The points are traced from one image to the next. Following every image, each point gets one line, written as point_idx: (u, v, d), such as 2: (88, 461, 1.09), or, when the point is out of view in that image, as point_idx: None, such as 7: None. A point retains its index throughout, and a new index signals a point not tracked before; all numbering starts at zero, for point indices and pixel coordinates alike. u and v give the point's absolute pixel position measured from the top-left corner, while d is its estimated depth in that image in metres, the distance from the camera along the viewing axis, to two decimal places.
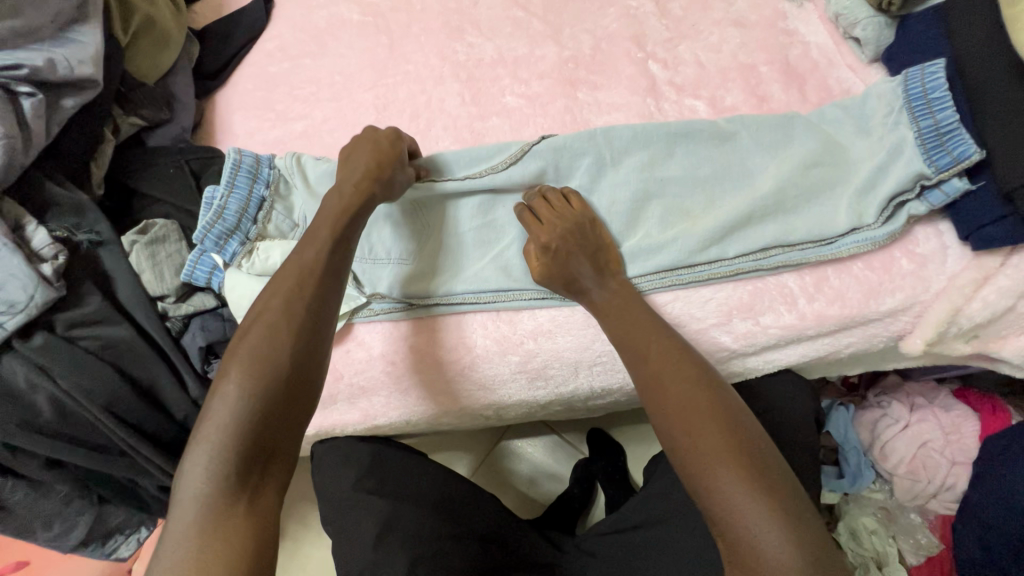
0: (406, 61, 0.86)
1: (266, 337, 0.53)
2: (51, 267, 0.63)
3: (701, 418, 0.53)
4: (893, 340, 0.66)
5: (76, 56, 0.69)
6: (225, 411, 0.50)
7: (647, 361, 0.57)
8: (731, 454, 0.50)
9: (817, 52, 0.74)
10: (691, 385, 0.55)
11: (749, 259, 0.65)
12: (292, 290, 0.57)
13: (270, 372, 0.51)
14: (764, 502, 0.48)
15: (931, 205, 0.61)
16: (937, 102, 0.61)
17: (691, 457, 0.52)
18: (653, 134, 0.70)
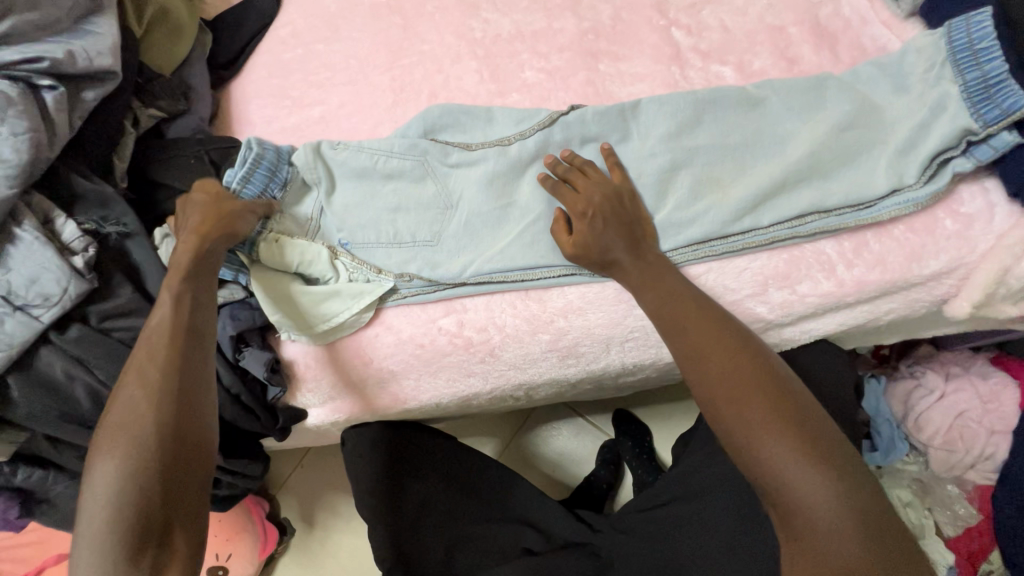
0: (421, 40, 0.85)
1: (119, 404, 0.54)
2: (82, 260, 0.63)
3: (746, 385, 0.52)
4: (935, 305, 0.64)
5: (94, 48, 0.69)
6: (129, 445, 0.52)
7: (684, 334, 0.56)
8: (780, 422, 0.50)
9: (848, 10, 0.72)
10: (732, 354, 0.54)
11: (784, 226, 0.63)
12: (170, 338, 0.56)
13: (133, 435, 0.52)
14: (817, 467, 0.48)
15: (977, 161, 0.59)
16: (983, 53, 0.59)
17: (738, 424, 0.51)
18: (679, 105, 0.68)
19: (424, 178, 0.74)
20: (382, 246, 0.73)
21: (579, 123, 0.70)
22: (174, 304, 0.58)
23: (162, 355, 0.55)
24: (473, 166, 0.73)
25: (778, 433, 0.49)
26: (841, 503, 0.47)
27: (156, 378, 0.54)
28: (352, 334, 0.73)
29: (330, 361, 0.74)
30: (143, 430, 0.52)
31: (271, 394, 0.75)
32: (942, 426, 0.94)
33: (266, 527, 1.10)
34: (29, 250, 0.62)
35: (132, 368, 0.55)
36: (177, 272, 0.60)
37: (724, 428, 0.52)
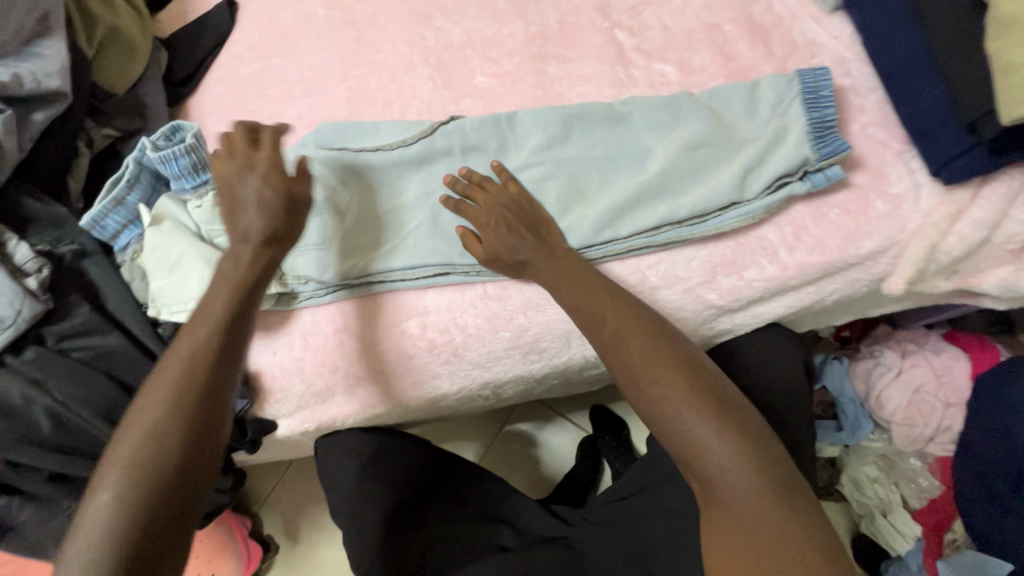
0: (374, 51, 0.86)
1: (143, 425, 0.51)
2: (36, 281, 0.63)
3: (665, 369, 0.55)
4: (875, 283, 0.67)
5: (42, 69, 0.69)
6: (128, 470, 0.49)
7: (606, 326, 0.59)
8: (702, 400, 0.53)
9: (779, 6, 0.75)
10: (654, 346, 0.56)
11: (641, 236, 0.66)
12: (218, 350, 0.56)
13: (146, 458, 0.50)
14: (733, 440, 0.51)
15: (813, 186, 0.63)
16: (825, 98, 0.64)
17: (655, 404, 0.54)
18: (572, 112, 0.71)
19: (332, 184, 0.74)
20: (309, 252, 0.71)
21: (485, 127, 0.73)
22: (205, 322, 0.57)
23: (208, 363, 0.55)
24: (386, 173, 0.75)
25: (698, 412, 0.52)
26: (759, 476, 0.50)
27: (206, 380, 0.54)
28: (315, 340, 0.74)
29: (297, 370, 0.74)
30: (161, 452, 0.50)
31: (238, 407, 0.76)
32: (901, 402, 0.97)
33: (249, 546, 1.08)
34: None
35: (155, 383, 0.53)
36: (234, 282, 0.60)
37: (648, 408, 0.54)
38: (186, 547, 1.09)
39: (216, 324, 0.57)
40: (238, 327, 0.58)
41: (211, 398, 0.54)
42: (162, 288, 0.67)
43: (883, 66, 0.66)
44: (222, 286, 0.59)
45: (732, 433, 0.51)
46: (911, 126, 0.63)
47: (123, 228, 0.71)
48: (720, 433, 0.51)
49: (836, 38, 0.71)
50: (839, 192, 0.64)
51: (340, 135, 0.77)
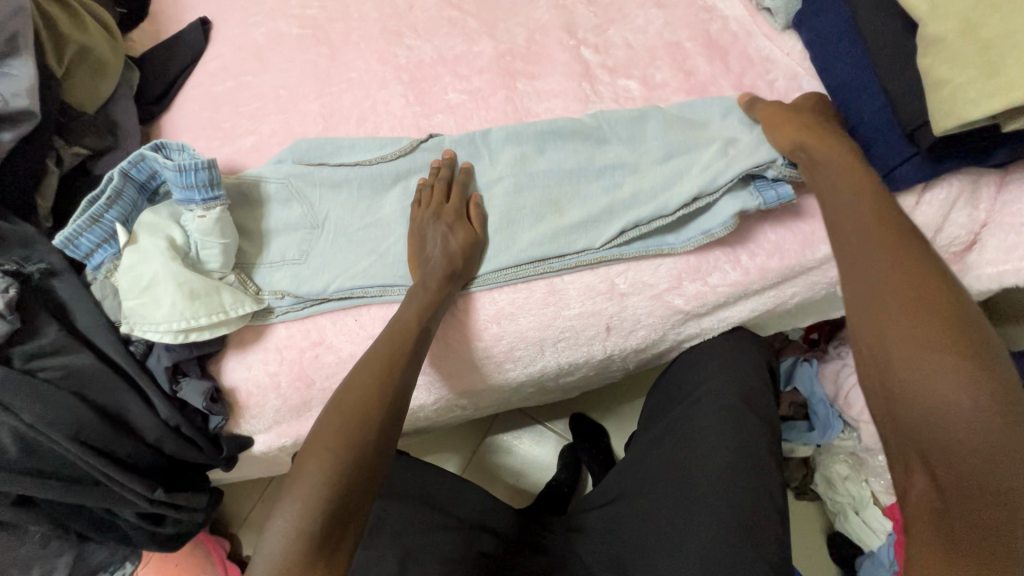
0: (348, 69, 0.88)
1: (353, 400, 0.59)
2: (3, 301, 0.62)
3: (924, 294, 0.49)
4: (832, 286, 0.70)
5: (10, 90, 0.69)
6: (303, 497, 0.53)
7: (880, 268, 0.51)
8: (946, 347, 0.47)
9: (735, 25, 0.78)
10: (929, 296, 0.49)
11: (612, 247, 0.69)
12: (378, 383, 0.60)
13: (362, 428, 0.58)
14: (966, 385, 0.45)
15: (767, 204, 0.65)
16: None
17: (891, 330, 0.49)
18: (546, 126, 0.73)
19: (311, 201, 0.76)
20: (286, 267, 0.75)
21: (462, 144, 0.75)
22: (384, 361, 0.62)
23: (388, 394, 0.60)
24: (363, 189, 0.76)
25: (954, 366, 0.46)
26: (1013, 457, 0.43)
27: (383, 414, 0.59)
28: (291, 355, 0.74)
29: (273, 385, 0.75)
30: (371, 420, 0.58)
31: (212, 423, 0.75)
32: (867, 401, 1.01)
33: (227, 566, 1.08)
34: None
35: (336, 422, 0.58)
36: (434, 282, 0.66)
37: (898, 365, 0.48)
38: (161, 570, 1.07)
39: (395, 364, 0.62)
40: (407, 357, 0.62)
41: (394, 415, 0.60)
42: (133, 309, 0.66)
43: (830, 81, 0.69)
44: (406, 325, 0.64)
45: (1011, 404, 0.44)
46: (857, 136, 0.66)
47: (97, 247, 0.68)
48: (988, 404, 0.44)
49: (788, 55, 0.75)
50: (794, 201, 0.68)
51: (316, 152, 0.78)
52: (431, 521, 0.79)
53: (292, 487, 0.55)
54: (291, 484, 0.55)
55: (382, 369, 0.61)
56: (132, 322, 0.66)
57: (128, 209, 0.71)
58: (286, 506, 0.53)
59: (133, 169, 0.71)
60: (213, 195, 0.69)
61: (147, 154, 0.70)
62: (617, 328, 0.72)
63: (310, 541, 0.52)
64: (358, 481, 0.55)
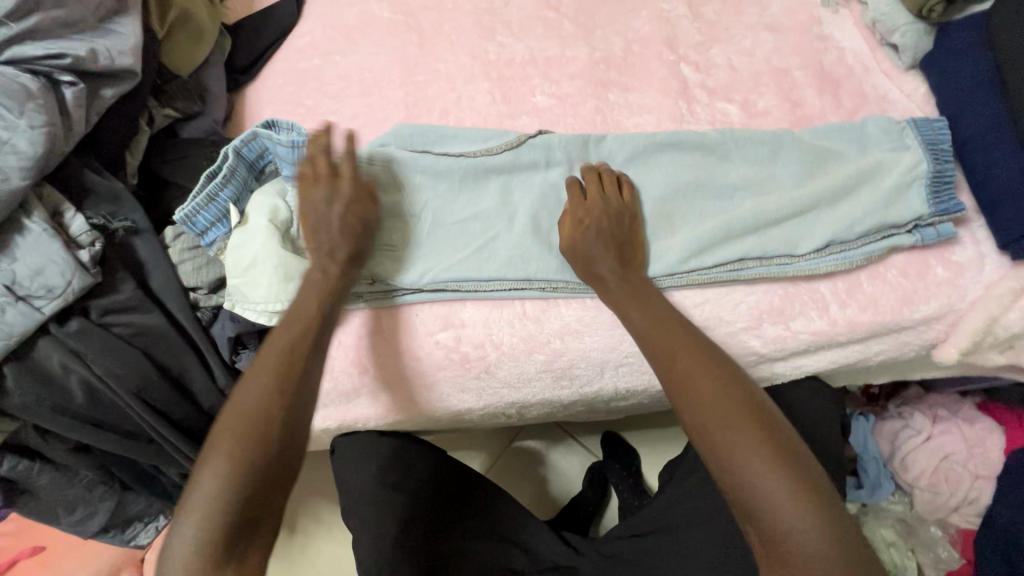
0: (436, 59, 0.86)
1: (256, 402, 0.55)
2: (89, 254, 0.64)
3: (726, 404, 0.53)
4: (924, 349, 0.66)
5: (117, 48, 0.70)
6: (204, 497, 0.52)
7: (665, 359, 0.57)
8: (754, 441, 0.51)
9: (852, 58, 0.74)
10: (716, 377, 0.55)
11: (726, 269, 0.66)
12: (277, 376, 0.57)
13: (270, 431, 0.54)
14: (783, 487, 0.49)
15: (923, 241, 0.62)
16: (943, 154, 0.64)
17: (711, 436, 0.52)
18: (666, 138, 0.70)
19: (413, 187, 0.75)
20: (378, 254, 0.74)
21: (573, 147, 0.72)
22: (274, 354, 0.58)
23: (291, 389, 0.56)
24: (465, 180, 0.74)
25: (767, 461, 0.50)
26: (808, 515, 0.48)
27: (279, 416, 0.55)
28: (350, 340, 0.73)
29: (327, 369, 0.75)
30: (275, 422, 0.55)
31: None
32: (927, 468, 0.95)
33: None
34: (37, 240, 0.62)
35: (227, 417, 0.55)
36: (330, 281, 0.63)
37: (720, 463, 0.51)
38: None
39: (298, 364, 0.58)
40: (305, 358, 0.59)
41: (298, 411, 0.56)
42: (236, 287, 0.68)
43: (956, 131, 0.65)
44: (292, 322, 0.61)
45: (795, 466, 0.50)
46: (981, 195, 0.62)
47: (212, 225, 0.70)
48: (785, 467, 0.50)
49: (908, 97, 0.71)
50: (898, 253, 0.64)
51: (419, 135, 0.77)
52: (460, 527, 0.81)
53: (196, 482, 0.53)
54: (196, 478, 0.53)
55: (287, 365, 0.58)
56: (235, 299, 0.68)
57: (239, 189, 0.72)
58: (196, 500, 0.52)
59: (244, 148, 0.71)
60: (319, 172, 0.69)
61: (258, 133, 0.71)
62: None
63: (224, 526, 0.51)
64: (264, 471, 0.53)
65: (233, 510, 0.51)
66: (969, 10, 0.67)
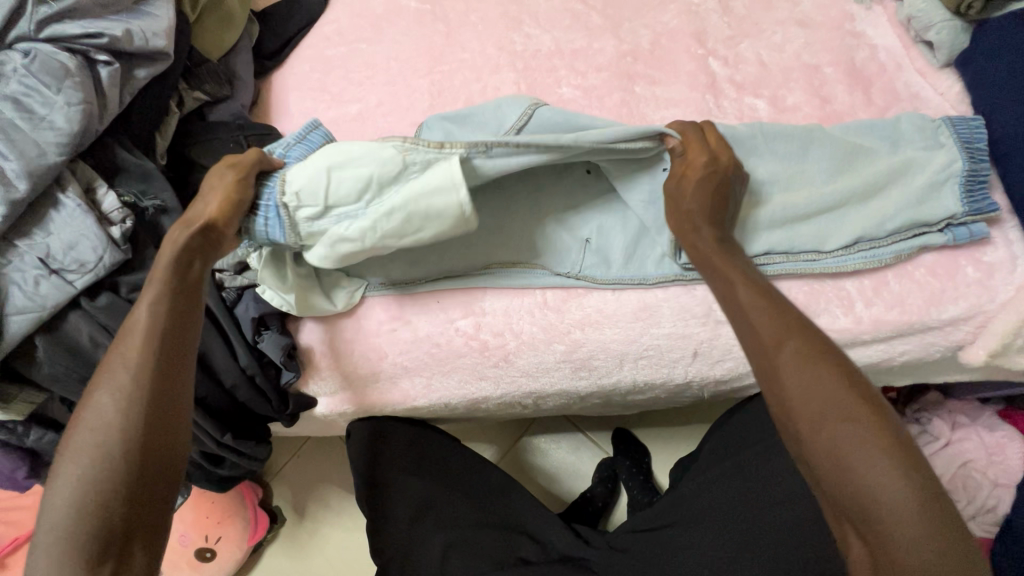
0: (462, 49, 0.87)
1: (93, 393, 0.55)
2: (120, 231, 0.65)
3: (857, 410, 0.49)
4: (950, 350, 0.65)
5: (151, 29, 0.71)
6: (64, 492, 0.51)
7: (763, 338, 0.53)
8: (885, 450, 0.47)
9: (884, 55, 0.73)
10: (846, 380, 0.50)
11: (752, 264, 0.65)
12: (123, 365, 0.55)
13: (108, 426, 0.53)
14: (913, 501, 0.45)
15: (954, 241, 0.62)
16: (977, 153, 0.63)
17: (824, 439, 0.48)
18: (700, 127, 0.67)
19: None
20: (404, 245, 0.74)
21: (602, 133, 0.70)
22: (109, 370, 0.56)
23: (134, 380, 0.54)
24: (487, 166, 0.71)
25: (894, 471, 0.46)
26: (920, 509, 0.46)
27: (130, 407, 0.53)
28: (370, 322, 0.75)
29: (347, 352, 0.75)
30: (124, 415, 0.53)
31: (284, 379, 0.75)
32: (945, 474, 0.94)
33: (257, 516, 1.09)
34: (71, 217, 0.64)
35: (73, 440, 0.53)
36: (170, 259, 0.60)
37: (835, 468, 0.48)
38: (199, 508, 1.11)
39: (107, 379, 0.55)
40: (159, 348, 0.56)
41: (117, 432, 0.53)
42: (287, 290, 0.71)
43: (991, 130, 0.64)
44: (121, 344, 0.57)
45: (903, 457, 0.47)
46: (1015, 195, 0.61)
47: None
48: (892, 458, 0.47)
49: (941, 95, 0.70)
50: (927, 252, 0.63)
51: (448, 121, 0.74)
52: (477, 520, 0.81)
53: (59, 484, 0.52)
54: (53, 489, 0.52)
55: (132, 355, 0.56)
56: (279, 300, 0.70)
57: None
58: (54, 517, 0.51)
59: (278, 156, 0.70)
60: None
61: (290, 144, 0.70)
62: (705, 355, 0.69)
63: (85, 545, 0.50)
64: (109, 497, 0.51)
65: (92, 520, 0.50)
66: (1008, 7, 0.66)
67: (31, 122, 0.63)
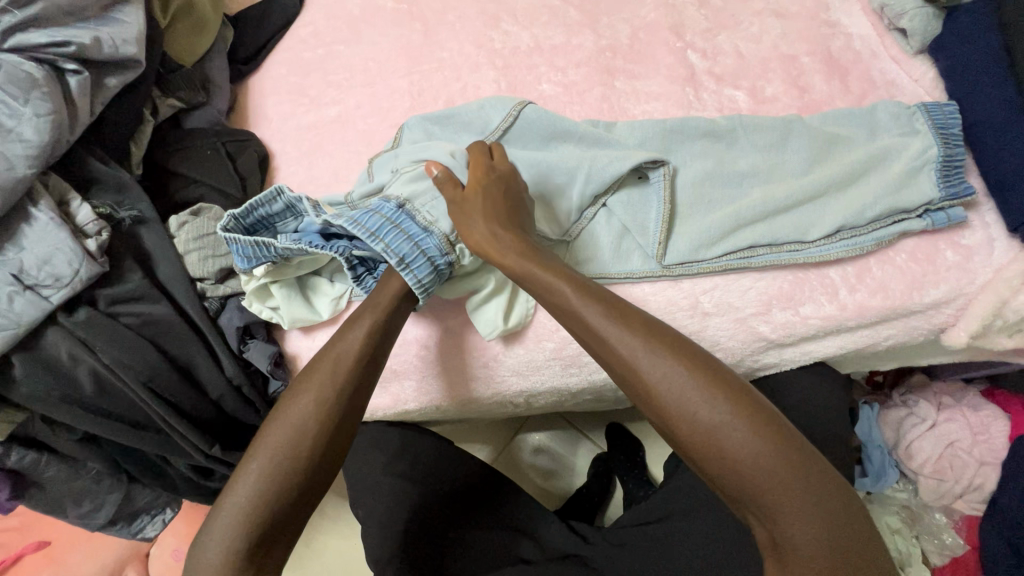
0: (440, 48, 0.86)
1: (312, 416, 0.54)
2: (95, 243, 0.64)
3: (718, 408, 0.47)
4: (933, 333, 0.66)
5: (121, 36, 0.70)
6: (242, 497, 0.51)
7: (620, 352, 0.50)
8: (749, 448, 0.46)
9: (859, 44, 0.74)
10: (693, 378, 0.48)
11: (736, 256, 0.66)
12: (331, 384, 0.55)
13: (296, 438, 0.53)
14: (792, 499, 0.45)
15: (935, 226, 0.62)
16: (953, 139, 0.64)
17: (712, 445, 0.47)
18: (675, 126, 0.70)
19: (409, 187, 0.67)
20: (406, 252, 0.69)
21: (584, 132, 0.71)
22: (320, 381, 0.55)
23: (341, 402, 0.55)
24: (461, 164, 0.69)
25: (778, 470, 0.46)
26: (807, 488, 0.45)
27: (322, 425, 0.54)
28: None
29: None
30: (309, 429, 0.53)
31: (272, 388, 0.75)
32: (932, 455, 0.95)
33: None
34: (45, 230, 0.62)
35: (269, 437, 0.53)
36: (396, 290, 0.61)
37: (726, 473, 0.47)
38: (193, 521, 1.09)
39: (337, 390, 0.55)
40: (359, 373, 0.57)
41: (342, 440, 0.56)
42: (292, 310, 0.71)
43: (966, 114, 0.65)
44: (330, 359, 0.57)
45: (785, 439, 0.47)
46: (991, 178, 0.62)
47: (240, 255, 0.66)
48: (776, 446, 0.46)
49: (916, 82, 0.71)
50: (908, 237, 0.64)
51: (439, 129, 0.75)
52: (472, 525, 0.80)
53: (233, 487, 0.52)
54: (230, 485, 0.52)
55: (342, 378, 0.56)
56: (271, 316, 0.71)
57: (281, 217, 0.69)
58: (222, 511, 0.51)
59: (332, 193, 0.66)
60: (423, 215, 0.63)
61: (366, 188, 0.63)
62: None
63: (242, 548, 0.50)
64: (301, 504, 0.53)
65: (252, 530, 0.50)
66: None
67: None
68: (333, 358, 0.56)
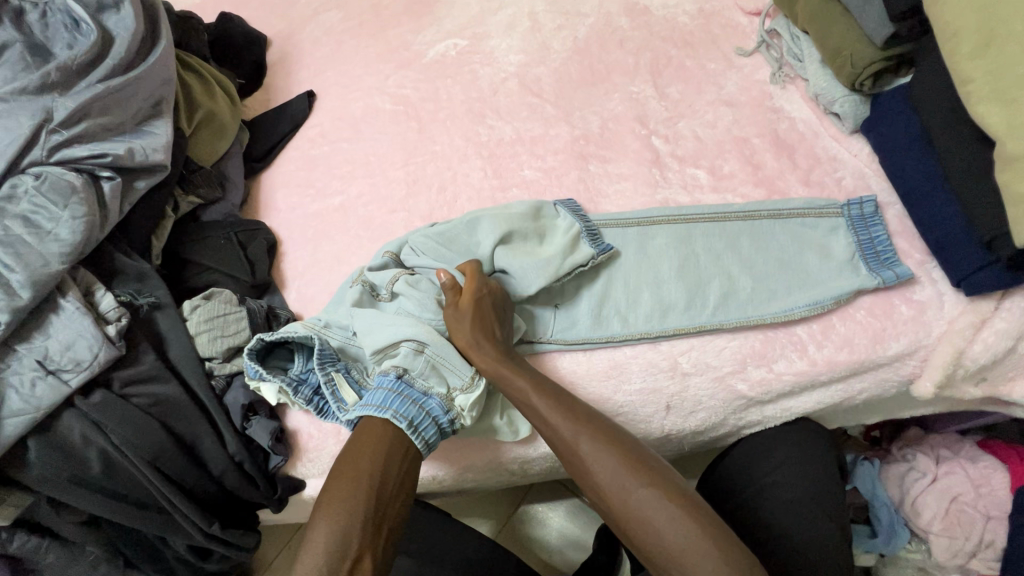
0: (433, 142, 0.96)
1: (366, 466, 0.60)
2: (115, 329, 0.69)
3: (635, 475, 0.57)
4: (905, 385, 0.69)
5: (151, 146, 0.80)
6: (320, 539, 0.56)
7: (566, 437, 0.60)
8: (663, 505, 0.55)
9: (802, 126, 0.84)
10: (619, 453, 0.58)
11: (708, 317, 0.71)
12: (380, 443, 0.62)
13: (357, 486, 0.59)
14: (705, 549, 0.52)
15: (885, 283, 0.67)
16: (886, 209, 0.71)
17: (630, 507, 0.56)
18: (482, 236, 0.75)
19: (422, 345, 0.69)
20: (423, 352, 0.69)
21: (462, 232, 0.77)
22: (349, 480, 0.59)
23: (392, 454, 0.62)
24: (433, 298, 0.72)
25: (688, 527, 0.54)
26: (713, 542, 0.53)
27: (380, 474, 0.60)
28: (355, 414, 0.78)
29: (334, 431, 0.77)
30: (370, 478, 0.60)
31: (272, 463, 0.76)
32: (938, 511, 0.93)
33: None
34: (70, 318, 0.68)
35: (332, 493, 0.59)
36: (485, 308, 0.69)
37: (642, 532, 0.55)
38: None
39: (364, 478, 0.60)
40: (394, 437, 0.63)
41: (400, 486, 0.61)
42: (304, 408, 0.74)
43: (900, 183, 0.72)
44: (356, 458, 0.61)
45: (709, 522, 0.54)
46: (932, 239, 0.68)
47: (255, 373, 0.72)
48: (690, 515, 0.54)
49: (856, 156, 0.79)
50: (864, 295, 0.69)
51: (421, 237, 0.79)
52: None
53: (308, 538, 0.57)
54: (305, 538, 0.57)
55: (389, 445, 0.63)
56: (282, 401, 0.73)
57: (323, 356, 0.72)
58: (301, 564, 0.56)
59: (393, 370, 0.68)
60: (448, 410, 0.67)
61: (421, 382, 0.67)
62: (677, 408, 0.70)
63: None
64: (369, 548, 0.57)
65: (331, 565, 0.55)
66: (896, 82, 0.77)
67: (38, 236, 0.69)
68: (357, 452, 0.62)
